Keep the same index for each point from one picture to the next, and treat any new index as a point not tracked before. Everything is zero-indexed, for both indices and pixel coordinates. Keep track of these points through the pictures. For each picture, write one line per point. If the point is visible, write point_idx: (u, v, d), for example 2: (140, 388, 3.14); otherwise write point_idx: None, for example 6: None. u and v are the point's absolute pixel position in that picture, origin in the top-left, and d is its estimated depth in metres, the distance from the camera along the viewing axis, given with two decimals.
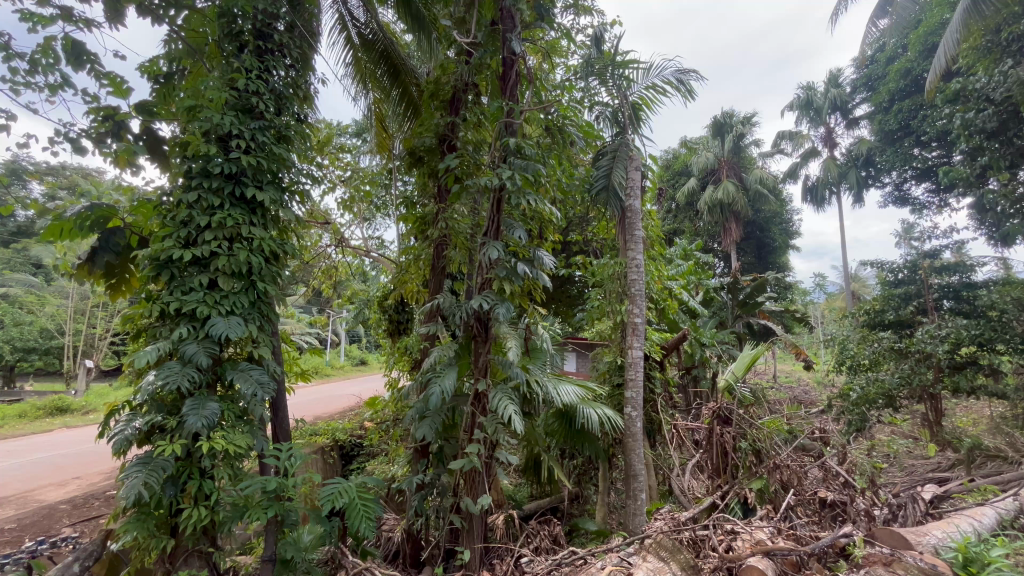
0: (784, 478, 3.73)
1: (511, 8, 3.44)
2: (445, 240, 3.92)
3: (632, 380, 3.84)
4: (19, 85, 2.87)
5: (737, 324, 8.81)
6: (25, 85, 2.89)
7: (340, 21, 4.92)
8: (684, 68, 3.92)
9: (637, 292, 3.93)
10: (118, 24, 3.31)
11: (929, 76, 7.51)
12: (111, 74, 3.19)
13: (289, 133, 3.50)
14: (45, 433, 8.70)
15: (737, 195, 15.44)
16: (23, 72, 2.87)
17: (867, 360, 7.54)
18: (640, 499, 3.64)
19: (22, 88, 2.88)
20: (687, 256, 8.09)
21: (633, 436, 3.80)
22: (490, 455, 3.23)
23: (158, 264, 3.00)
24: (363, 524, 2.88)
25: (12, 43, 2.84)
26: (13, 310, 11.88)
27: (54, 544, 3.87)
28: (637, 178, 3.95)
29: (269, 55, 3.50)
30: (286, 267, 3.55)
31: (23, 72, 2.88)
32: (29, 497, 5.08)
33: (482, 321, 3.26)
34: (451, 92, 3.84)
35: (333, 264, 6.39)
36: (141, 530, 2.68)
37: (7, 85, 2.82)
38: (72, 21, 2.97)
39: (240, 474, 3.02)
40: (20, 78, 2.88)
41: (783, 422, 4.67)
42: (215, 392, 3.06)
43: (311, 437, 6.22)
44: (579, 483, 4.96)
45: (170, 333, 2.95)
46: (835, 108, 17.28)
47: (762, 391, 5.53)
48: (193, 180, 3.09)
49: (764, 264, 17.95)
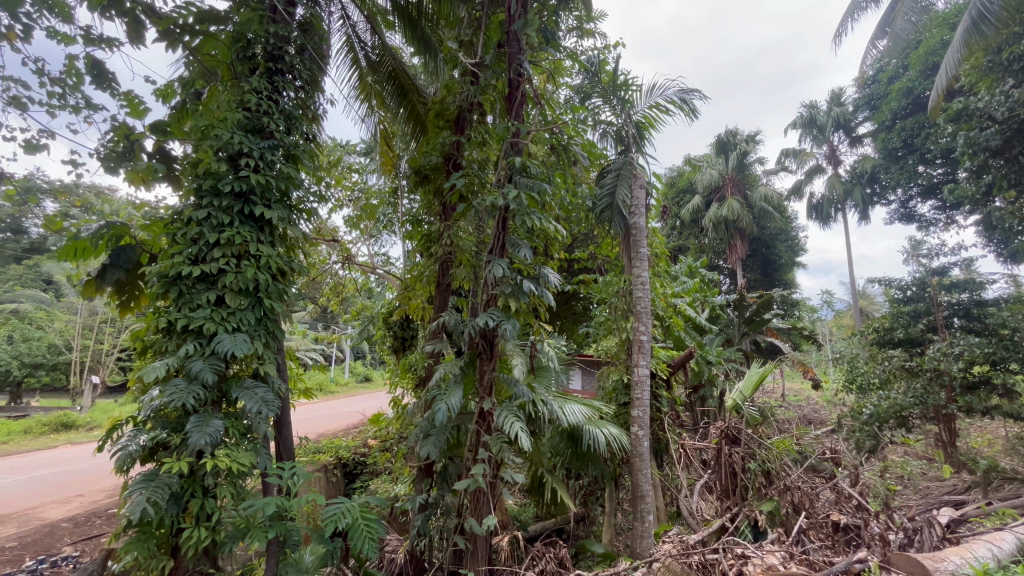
0: (795, 500, 3.66)
1: (517, 31, 3.50)
2: (450, 258, 3.94)
3: (639, 399, 3.78)
4: (56, 107, 2.98)
5: (745, 342, 8.70)
6: (60, 107, 3.00)
7: (349, 44, 5.03)
8: (686, 88, 3.98)
9: (642, 309, 3.91)
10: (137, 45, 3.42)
11: (931, 94, 7.53)
12: (130, 94, 3.28)
13: (298, 153, 3.57)
14: (49, 449, 8.70)
15: (742, 212, 15.45)
16: (53, 92, 2.96)
17: (878, 379, 7.47)
18: (647, 521, 3.55)
19: (58, 111, 2.98)
20: (693, 273, 8.09)
21: (640, 456, 3.72)
22: (495, 474, 3.17)
23: (167, 281, 3.02)
24: (365, 545, 2.83)
25: (45, 65, 2.94)
26: (23, 325, 12.03)
27: (54, 564, 3.83)
28: (642, 197, 3.95)
29: (280, 76, 3.59)
30: (293, 284, 3.59)
31: (52, 93, 2.96)
32: (31, 515, 5.05)
33: (487, 338, 3.26)
34: (456, 111, 3.92)
35: (339, 281, 6.43)
36: (142, 550, 2.65)
37: (45, 107, 2.94)
38: (94, 41, 3.06)
39: (243, 493, 2.99)
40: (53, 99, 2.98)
41: (793, 442, 4.58)
42: (220, 410, 3.05)
43: (315, 455, 6.18)
44: (586, 504, 4.88)
45: (178, 349, 2.97)
46: (838, 127, 17.38)
47: (771, 409, 5.45)
48: (203, 199, 3.14)
49: (770, 281, 17.88)
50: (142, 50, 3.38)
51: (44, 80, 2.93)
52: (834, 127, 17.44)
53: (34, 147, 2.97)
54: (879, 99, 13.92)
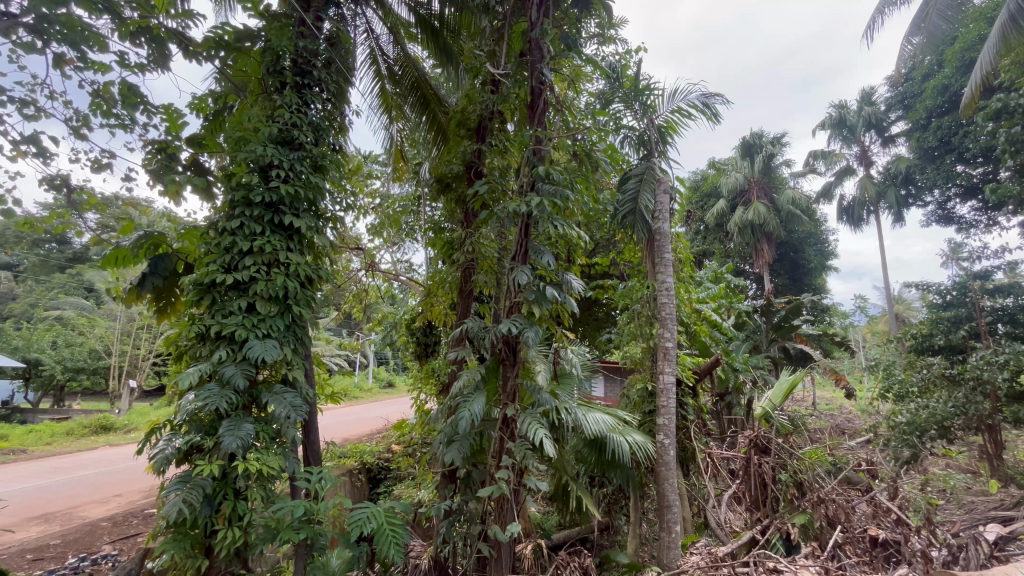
0: (830, 513, 3.49)
1: (538, 39, 3.52)
2: (472, 264, 3.96)
3: (664, 407, 3.71)
4: (114, 126, 3.19)
5: (773, 348, 8.48)
6: (116, 124, 3.22)
7: (373, 57, 5.15)
8: (709, 92, 3.92)
9: (667, 315, 3.84)
10: (164, 72, 3.44)
11: (966, 91, 7.12)
12: (167, 110, 3.42)
13: (325, 163, 3.65)
14: (88, 451, 9.05)
15: (769, 216, 15.15)
16: (106, 113, 3.17)
17: (916, 388, 7.18)
18: (674, 532, 3.46)
19: (114, 129, 3.19)
20: (718, 279, 7.94)
21: (666, 465, 3.63)
22: (520, 481, 3.14)
23: (201, 289, 3.13)
24: (392, 550, 2.85)
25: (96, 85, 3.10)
26: (66, 332, 12.64)
27: (95, 561, 3.98)
28: (666, 202, 3.86)
29: (308, 90, 3.70)
30: (320, 291, 3.67)
31: (105, 114, 3.16)
32: (73, 514, 5.27)
33: (510, 345, 3.25)
34: (477, 120, 3.96)
35: (362, 288, 6.54)
36: (178, 550, 2.73)
37: (105, 127, 3.15)
38: (126, 66, 3.15)
39: (273, 496, 3.06)
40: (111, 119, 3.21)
41: (826, 453, 4.42)
42: (250, 414, 3.12)
43: (340, 459, 6.28)
44: (609, 513, 4.80)
45: (210, 354, 3.06)
46: (870, 126, 16.82)
47: (802, 418, 5.29)
48: (236, 209, 3.25)
49: (799, 286, 17.37)
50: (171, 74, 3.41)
51: (95, 102, 3.10)
52: (865, 127, 16.89)
53: (102, 165, 3.14)
54: (913, 98, 13.47)
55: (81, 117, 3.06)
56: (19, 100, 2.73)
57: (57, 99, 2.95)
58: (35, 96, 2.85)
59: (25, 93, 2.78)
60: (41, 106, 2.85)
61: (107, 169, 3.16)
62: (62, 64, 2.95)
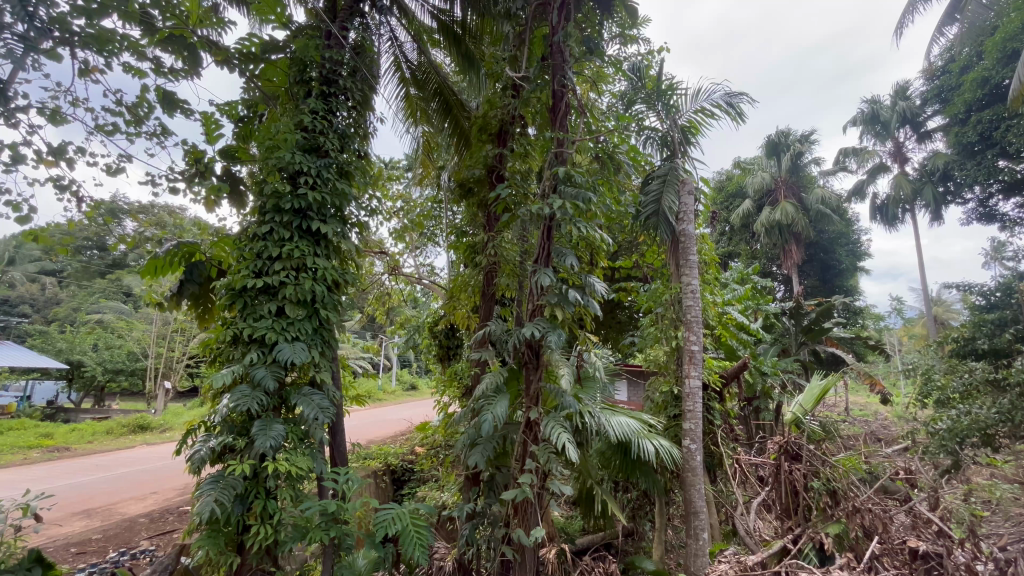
0: (866, 523, 3.37)
1: (560, 43, 3.53)
2: (494, 267, 3.96)
3: (691, 411, 3.62)
4: (137, 135, 3.24)
5: (803, 352, 8.24)
6: (139, 134, 3.23)
7: (397, 64, 5.26)
8: (733, 91, 3.84)
9: (693, 318, 3.75)
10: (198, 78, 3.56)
11: (1012, 83, 6.86)
12: (207, 116, 3.57)
13: (350, 169, 3.73)
14: (125, 450, 9.38)
15: (797, 216, 14.80)
16: (131, 123, 3.20)
17: (957, 393, 6.90)
18: (701, 539, 3.38)
19: (136, 137, 3.22)
20: (744, 280, 7.78)
21: (693, 471, 3.55)
22: (543, 485, 3.13)
23: (234, 293, 3.24)
24: (417, 551, 2.88)
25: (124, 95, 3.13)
26: (107, 335, 13.22)
27: (133, 556, 4.13)
28: (690, 203, 3.81)
29: (334, 98, 3.79)
30: (346, 295, 3.74)
31: (132, 123, 3.20)
32: (113, 510, 5.48)
33: (532, 348, 3.26)
34: (499, 124, 3.98)
35: (385, 291, 6.63)
36: (212, 546, 2.82)
37: (124, 134, 3.16)
38: (162, 74, 3.25)
39: (302, 496, 3.12)
40: (133, 128, 3.23)
41: (860, 460, 4.25)
42: (280, 415, 3.20)
43: (364, 460, 6.39)
44: (634, 518, 4.74)
45: (243, 357, 3.15)
46: (905, 122, 16.20)
47: (835, 423, 5.10)
48: (267, 216, 3.35)
49: (829, 288, 16.84)
50: (202, 79, 3.51)
51: (124, 111, 3.16)
52: (900, 122, 16.28)
53: (115, 171, 3.14)
54: (950, 91, 12.80)
55: (100, 123, 2.98)
56: (40, 106, 2.71)
57: (78, 106, 2.92)
58: (58, 101, 2.83)
59: (47, 99, 2.76)
60: (63, 111, 2.84)
61: (119, 175, 3.13)
62: (86, 74, 2.87)
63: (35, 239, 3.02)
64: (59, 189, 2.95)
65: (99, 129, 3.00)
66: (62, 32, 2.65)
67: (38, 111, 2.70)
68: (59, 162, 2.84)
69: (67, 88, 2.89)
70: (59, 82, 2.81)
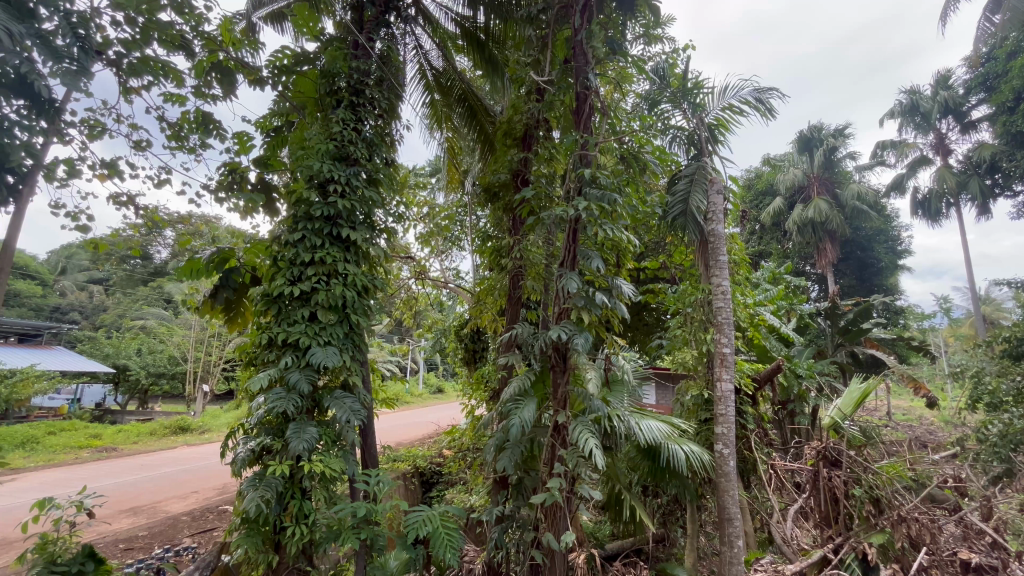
0: (913, 533, 3.22)
1: (583, 44, 3.52)
2: (521, 271, 3.98)
3: (723, 416, 3.49)
4: (175, 149, 3.35)
5: (840, 353, 7.94)
6: (178, 149, 3.35)
7: (421, 72, 5.30)
8: (763, 86, 3.74)
9: (724, 320, 3.61)
10: (232, 99, 3.68)
11: None
12: (238, 134, 3.68)
13: (378, 177, 3.82)
14: (170, 450, 9.85)
15: (832, 213, 14.32)
16: (172, 139, 3.34)
17: (1009, 396, 6.53)
18: (736, 547, 3.25)
19: (176, 153, 3.34)
20: (777, 280, 7.56)
21: (726, 476, 3.43)
22: (572, 489, 3.10)
23: (269, 299, 3.35)
24: (447, 553, 2.90)
25: (166, 113, 3.26)
26: (150, 340, 13.90)
27: (178, 553, 4.30)
28: (719, 203, 3.70)
29: (361, 108, 3.88)
30: (375, 300, 3.82)
31: (172, 140, 3.34)
32: (159, 508, 5.74)
33: (559, 351, 3.25)
34: (523, 129, 4.02)
35: (412, 295, 6.73)
36: (250, 545, 2.90)
37: (166, 149, 3.29)
38: (202, 96, 3.38)
39: (335, 497, 3.21)
40: (173, 143, 3.35)
41: (905, 467, 4.04)
42: (313, 418, 3.28)
43: (394, 462, 6.48)
44: (665, 524, 4.64)
45: (278, 361, 3.24)
46: (947, 111, 15.48)
47: (876, 428, 4.87)
48: (299, 224, 3.45)
49: (868, 286, 16.17)
50: (237, 100, 3.63)
51: (166, 128, 3.29)
52: (941, 112, 15.54)
53: (158, 183, 3.27)
54: (997, 79, 12.23)
55: (142, 138, 3.09)
56: (89, 123, 2.81)
57: (123, 123, 3.01)
58: (102, 119, 2.92)
59: (93, 116, 2.85)
60: (107, 128, 2.93)
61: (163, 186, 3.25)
62: (127, 93, 2.99)
63: (96, 247, 3.10)
64: (111, 202, 3.09)
65: (143, 144, 3.13)
66: (107, 54, 2.73)
67: (87, 129, 2.81)
68: (110, 175, 2.98)
69: (110, 107, 2.97)
70: (105, 101, 2.91)
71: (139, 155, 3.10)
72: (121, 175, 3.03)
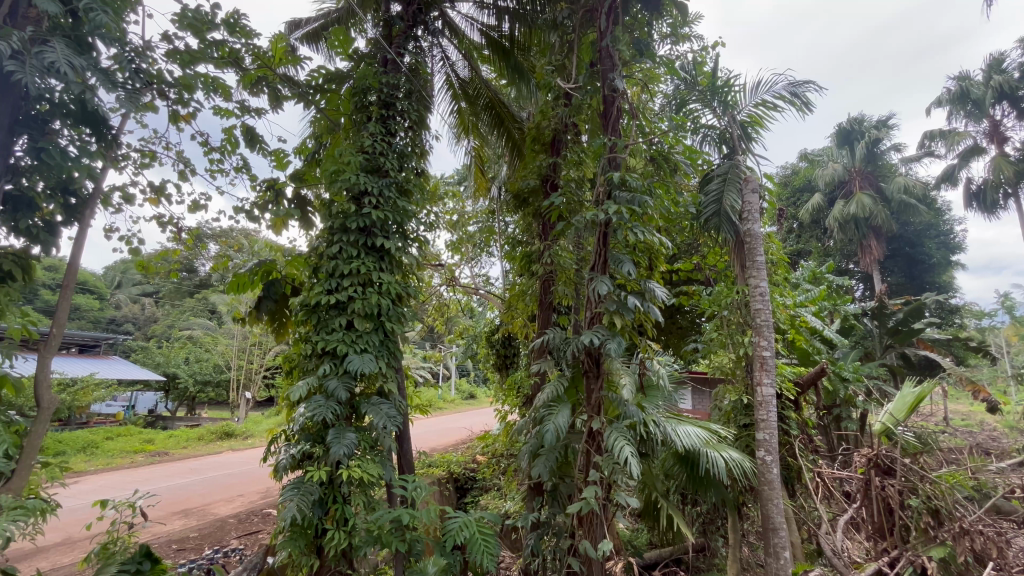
0: (979, 546, 3.05)
1: (609, 48, 3.49)
2: (551, 276, 3.97)
3: (764, 421, 3.35)
4: (217, 170, 3.52)
5: (890, 356, 7.56)
6: (218, 170, 3.51)
7: (448, 82, 5.39)
8: (798, 80, 3.62)
9: (763, 322, 3.48)
10: (277, 113, 3.83)
11: None
12: (276, 151, 3.83)
13: (409, 187, 3.90)
14: (217, 455, 10.28)
15: (876, 208, 13.67)
16: (216, 159, 3.52)
17: None
18: (783, 559, 3.11)
19: (219, 174, 3.51)
20: (818, 279, 7.26)
21: (770, 484, 3.29)
22: (608, 497, 3.06)
23: (309, 309, 3.47)
24: (484, 560, 2.90)
25: (210, 137, 3.42)
26: (196, 349, 14.53)
27: (226, 553, 4.47)
28: (754, 202, 3.57)
29: (392, 120, 3.98)
30: (409, 308, 3.89)
31: (216, 159, 3.50)
32: (207, 510, 6.00)
33: (592, 356, 3.22)
34: (552, 134, 4.07)
35: (444, 301, 6.84)
36: (294, 548, 2.98)
37: (207, 171, 3.45)
38: (247, 112, 3.53)
39: (373, 502, 3.29)
40: (216, 164, 3.52)
41: (966, 477, 3.79)
42: (352, 424, 3.36)
43: (429, 468, 6.56)
44: (705, 533, 4.51)
45: (317, 368, 3.34)
46: (1002, 96, 14.55)
47: (933, 435, 4.58)
48: (335, 235, 3.57)
49: (918, 284, 15.34)
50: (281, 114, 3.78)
51: (210, 150, 3.46)
52: (996, 97, 14.63)
53: (201, 204, 3.44)
54: None
55: (188, 165, 3.26)
56: (142, 152, 2.98)
57: (171, 150, 3.18)
58: (153, 147, 3.09)
59: (146, 145, 3.02)
60: (157, 156, 3.11)
61: (207, 208, 3.42)
62: (176, 120, 3.16)
63: (144, 268, 3.36)
64: (159, 224, 3.27)
65: (190, 169, 3.30)
66: (159, 86, 2.89)
67: (140, 156, 2.99)
68: (158, 199, 3.15)
69: (160, 135, 3.13)
70: (155, 130, 3.08)
71: (184, 180, 3.27)
72: (169, 198, 3.21)
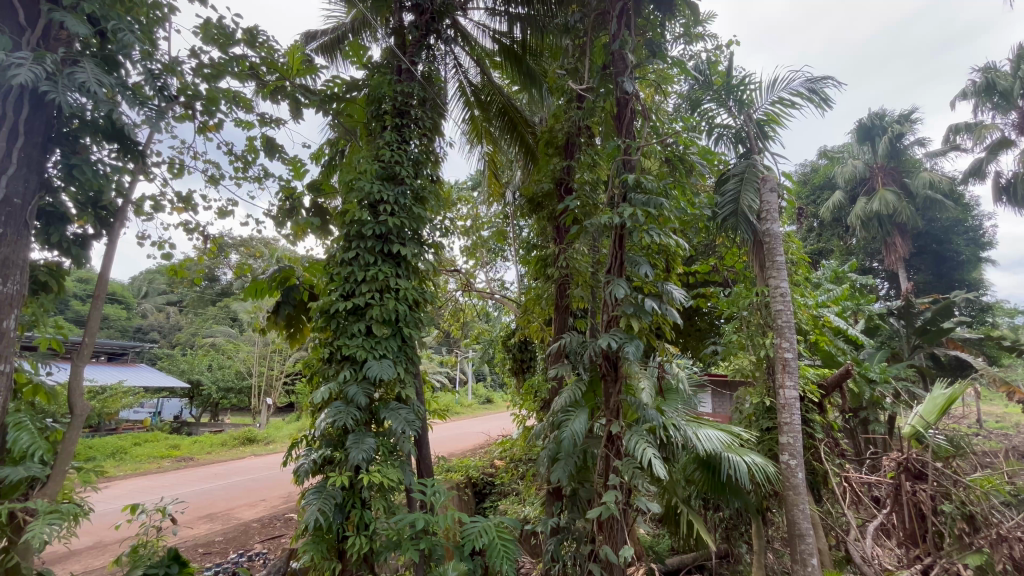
0: (1018, 555, 2.94)
1: (620, 50, 3.49)
2: (567, 279, 3.96)
3: (788, 424, 3.28)
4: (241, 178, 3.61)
5: (918, 356, 7.33)
6: (243, 178, 3.61)
7: (461, 89, 5.42)
8: (815, 76, 3.56)
9: (785, 324, 3.41)
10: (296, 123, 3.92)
11: None
12: (294, 159, 3.92)
13: (424, 194, 3.94)
14: (239, 460, 10.47)
15: (900, 204, 13.30)
16: (240, 169, 3.61)
17: None
18: (810, 565, 3.04)
19: (243, 182, 3.60)
20: (840, 278, 7.10)
21: (795, 489, 3.20)
22: (628, 501, 3.03)
23: (328, 315, 3.52)
24: (504, 565, 2.89)
25: (234, 147, 3.52)
26: (218, 356, 14.82)
27: (250, 557, 4.55)
28: (773, 201, 3.48)
29: (406, 128, 4.02)
30: (425, 313, 3.92)
31: (240, 168, 3.60)
32: (232, 515, 6.11)
33: (610, 360, 3.21)
34: (565, 137, 4.08)
35: (459, 306, 6.88)
36: (316, 552, 3.02)
37: (233, 179, 3.54)
38: (267, 122, 3.62)
39: (393, 507, 3.30)
40: (240, 173, 3.62)
41: (1002, 482, 3.65)
42: (371, 429, 3.39)
43: (447, 473, 6.57)
44: (728, 539, 4.42)
45: (337, 374, 3.39)
46: None
47: (966, 437, 4.43)
48: (352, 242, 3.62)
49: (947, 282, 14.85)
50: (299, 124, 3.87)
51: (234, 159, 3.56)
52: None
53: (226, 211, 3.53)
54: None
55: (215, 173, 3.35)
56: (171, 163, 3.09)
57: (199, 159, 3.29)
58: (182, 157, 3.20)
59: (175, 155, 3.13)
60: (186, 165, 3.22)
61: (232, 215, 3.52)
62: (204, 131, 3.26)
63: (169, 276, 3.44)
64: (186, 232, 3.37)
65: (215, 178, 3.40)
66: (185, 99, 2.99)
67: (169, 166, 3.09)
68: (186, 208, 3.25)
69: (188, 145, 3.24)
70: (183, 139, 3.19)
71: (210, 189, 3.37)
72: (196, 207, 3.31)
